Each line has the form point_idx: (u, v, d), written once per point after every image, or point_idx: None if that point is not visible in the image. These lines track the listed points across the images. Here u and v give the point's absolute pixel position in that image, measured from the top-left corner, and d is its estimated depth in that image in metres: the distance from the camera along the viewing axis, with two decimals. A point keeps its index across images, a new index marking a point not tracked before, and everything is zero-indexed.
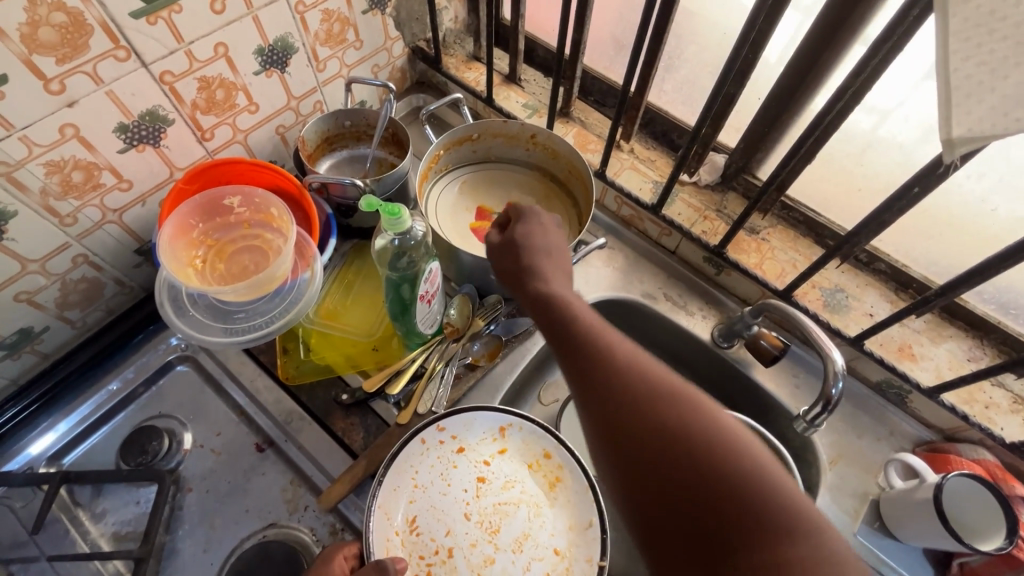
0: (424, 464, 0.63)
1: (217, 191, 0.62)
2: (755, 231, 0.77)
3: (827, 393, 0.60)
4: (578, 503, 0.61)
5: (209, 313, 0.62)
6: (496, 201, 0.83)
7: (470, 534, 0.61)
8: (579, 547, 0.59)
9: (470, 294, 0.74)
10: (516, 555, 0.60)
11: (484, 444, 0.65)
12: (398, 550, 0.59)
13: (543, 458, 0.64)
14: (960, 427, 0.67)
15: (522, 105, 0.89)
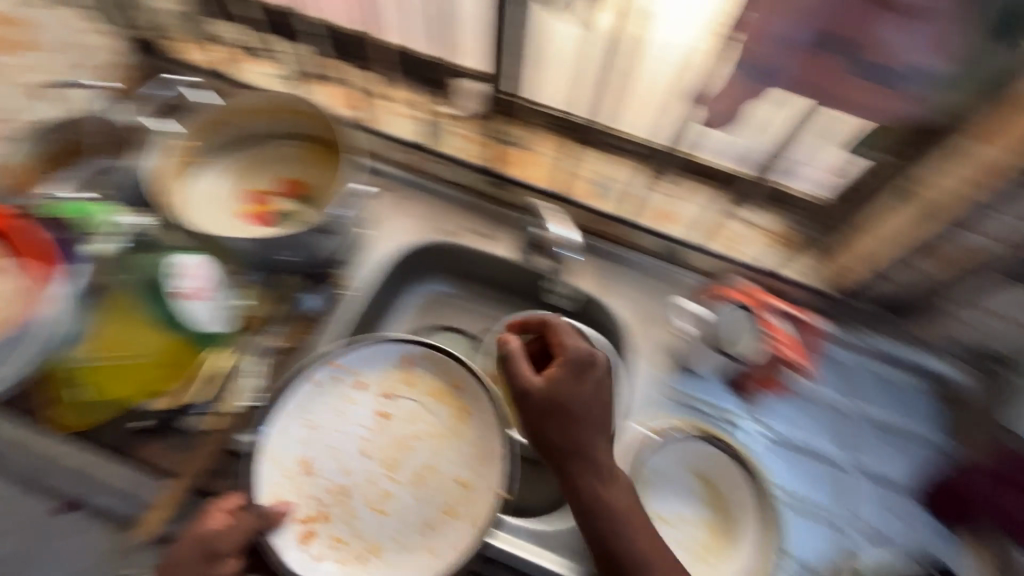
0: (319, 404, 0.66)
1: None
2: (521, 144, 0.83)
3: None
4: (483, 434, 0.66)
5: None
6: (269, 180, 0.77)
7: (367, 472, 0.65)
8: (478, 475, 0.64)
9: (263, 281, 0.73)
10: (416, 488, 0.64)
11: (388, 379, 0.68)
12: (292, 493, 0.62)
13: (452, 391, 0.68)
14: (723, 266, 0.78)
15: (277, 77, 0.86)
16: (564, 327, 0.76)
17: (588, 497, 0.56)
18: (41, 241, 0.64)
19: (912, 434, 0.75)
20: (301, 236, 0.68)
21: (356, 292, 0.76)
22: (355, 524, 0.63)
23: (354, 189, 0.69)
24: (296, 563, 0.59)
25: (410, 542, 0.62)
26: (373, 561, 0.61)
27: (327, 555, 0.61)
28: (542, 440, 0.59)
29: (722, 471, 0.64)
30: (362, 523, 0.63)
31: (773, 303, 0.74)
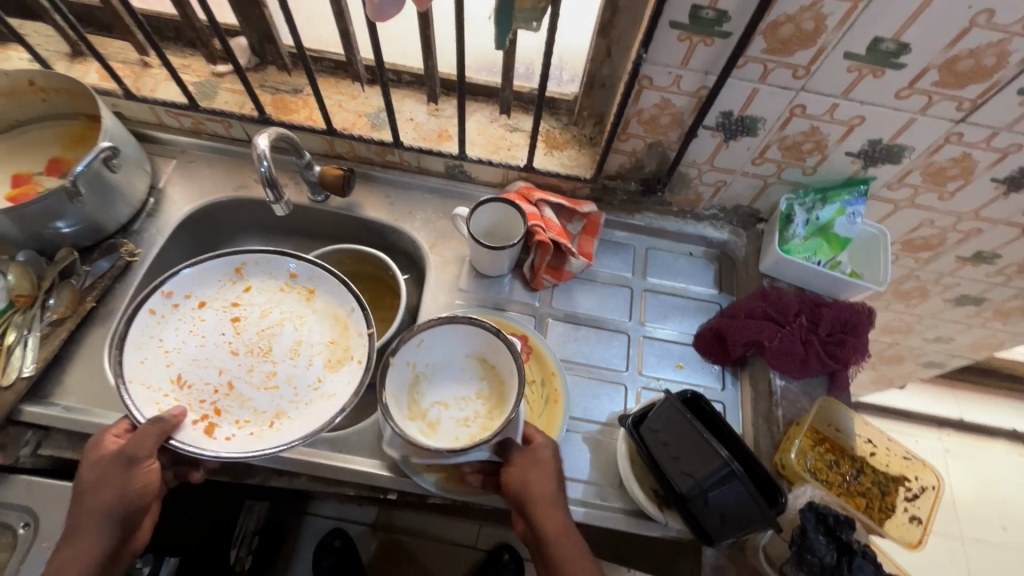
0: (167, 330, 0.66)
1: None
2: (298, 90, 0.84)
3: (265, 174, 0.63)
4: (333, 300, 0.71)
5: None
6: (37, 163, 0.78)
7: (243, 363, 0.68)
8: (342, 331, 0.69)
9: (29, 260, 0.70)
10: (294, 358, 0.69)
11: (226, 289, 0.70)
12: (175, 403, 0.62)
13: (289, 278, 0.71)
14: (502, 174, 0.82)
15: (27, 60, 0.82)
16: (356, 254, 0.81)
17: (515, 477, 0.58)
18: None
19: (688, 294, 0.82)
20: (48, 201, 0.67)
21: (142, 258, 0.77)
22: (250, 405, 0.65)
23: (103, 146, 0.69)
24: (193, 445, 0.59)
25: (307, 399, 0.66)
26: (280, 423, 0.64)
27: (235, 433, 0.63)
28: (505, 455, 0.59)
29: (494, 351, 0.65)
30: (255, 402, 0.66)
31: (542, 196, 0.79)
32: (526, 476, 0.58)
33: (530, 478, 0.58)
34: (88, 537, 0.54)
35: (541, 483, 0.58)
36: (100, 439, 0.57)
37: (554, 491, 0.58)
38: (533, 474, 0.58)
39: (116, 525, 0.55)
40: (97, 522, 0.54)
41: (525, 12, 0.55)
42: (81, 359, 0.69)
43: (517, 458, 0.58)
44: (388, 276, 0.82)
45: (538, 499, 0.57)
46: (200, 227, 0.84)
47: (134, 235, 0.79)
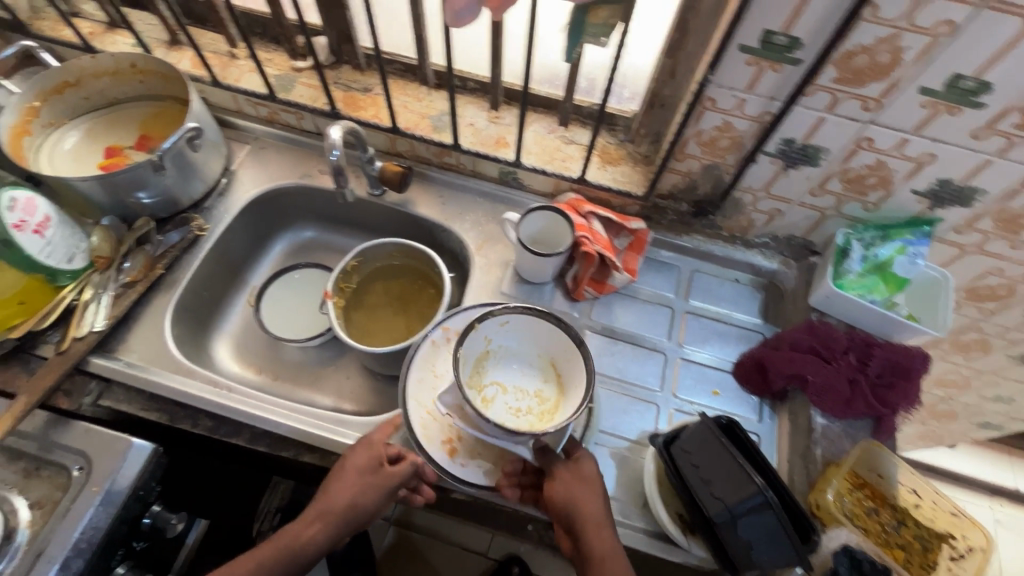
0: (440, 358, 0.70)
1: None
2: (368, 90, 0.88)
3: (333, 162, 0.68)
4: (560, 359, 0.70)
5: None
6: (129, 138, 0.84)
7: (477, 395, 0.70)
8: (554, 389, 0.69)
9: (112, 225, 0.76)
10: (515, 398, 0.70)
11: None
12: (435, 424, 0.66)
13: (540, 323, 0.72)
14: (554, 184, 0.84)
15: (131, 45, 0.90)
16: (403, 250, 0.84)
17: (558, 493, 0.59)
18: None
19: (731, 321, 0.81)
20: (135, 173, 0.72)
21: (210, 232, 0.82)
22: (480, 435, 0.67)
23: (189, 126, 0.74)
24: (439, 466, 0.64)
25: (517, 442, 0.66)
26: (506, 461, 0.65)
27: (467, 462, 0.65)
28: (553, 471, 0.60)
29: (565, 354, 0.67)
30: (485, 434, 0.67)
31: (592, 209, 0.79)
32: (571, 490, 0.59)
33: (576, 494, 0.59)
34: (317, 527, 0.61)
35: (584, 499, 0.59)
36: (370, 438, 0.65)
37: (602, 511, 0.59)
38: (585, 491, 0.59)
39: (346, 525, 0.62)
40: (317, 522, 0.61)
41: (596, 28, 0.56)
42: (145, 320, 0.74)
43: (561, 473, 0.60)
44: (433, 274, 0.84)
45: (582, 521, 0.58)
46: (264, 211, 0.89)
47: (204, 211, 0.84)
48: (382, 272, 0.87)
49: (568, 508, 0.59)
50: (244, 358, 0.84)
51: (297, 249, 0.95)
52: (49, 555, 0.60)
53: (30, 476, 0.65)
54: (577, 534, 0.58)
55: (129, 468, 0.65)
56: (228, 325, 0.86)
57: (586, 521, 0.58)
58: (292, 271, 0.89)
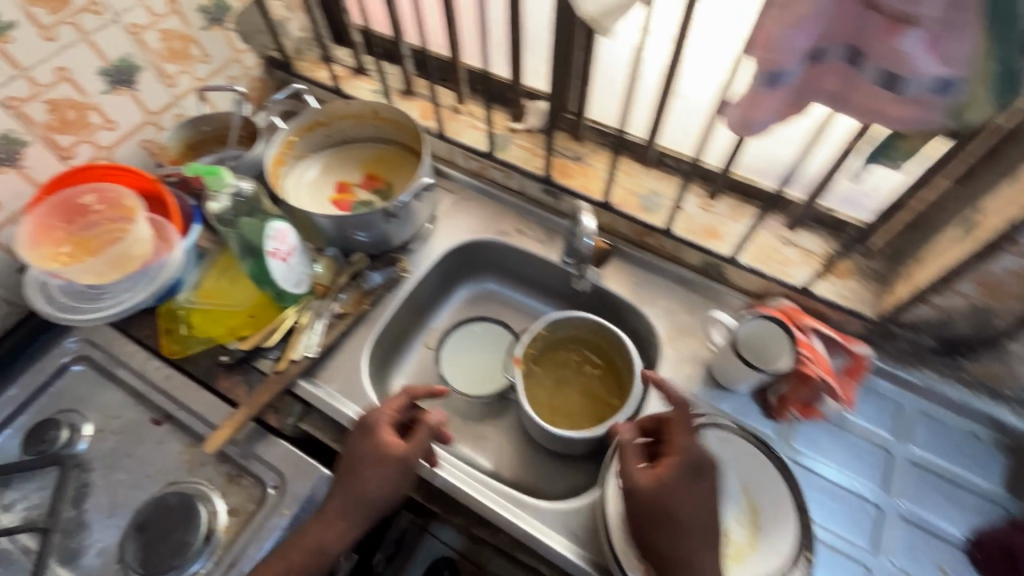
0: None
1: (71, 192, 0.69)
2: (578, 158, 0.87)
3: None
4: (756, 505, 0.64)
5: (79, 299, 0.71)
6: (356, 175, 0.92)
7: None
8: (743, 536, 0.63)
9: (334, 256, 0.83)
10: None
11: None
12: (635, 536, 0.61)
13: None
14: (764, 285, 0.78)
15: (371, 91, 0.99)
16: (590, 326, 0.81)
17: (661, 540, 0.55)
18: (166, 201, 0.75)
19: (963, 484, 0.69)
20: (368, 216, 0.77)
21: (411, 275, 0.86)
22: None
23: (424, 182, 0.78)
24: None
25: None
26: None
27: None
28: (649, 519, 0.56)
29: (774, 504, 0.63)
30: None
31: (814, 324, 0.71)
32: (670, 510, 0.56)
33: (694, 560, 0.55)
34: (342, 524, 0.62)
35: (691, 536, 0.55)
36: (379, 423, 0.65)
37: (705, 500, 0.57)
38: (690, 502, 0.56)
39: (370, 516, 0.63)
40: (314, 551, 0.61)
41: (900, 150, 0.55)
42: (346, 352, 0.78)
43: (667, 526, 0.55)
44: (620, 357, 0.80)
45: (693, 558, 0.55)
46: (458, 260, 0.91)
47: (408, 254, 0.88)
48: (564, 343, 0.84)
49: (672, 515, 0.55)
50: None
51: (475, 298, 0.95)
52: (239, 567, 0.64)
53: (230, 481, 0.70)
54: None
55: (315, 497, 0.68)
56: (406, 364, 0.88)
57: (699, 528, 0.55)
58: (473, 322, 0.90)
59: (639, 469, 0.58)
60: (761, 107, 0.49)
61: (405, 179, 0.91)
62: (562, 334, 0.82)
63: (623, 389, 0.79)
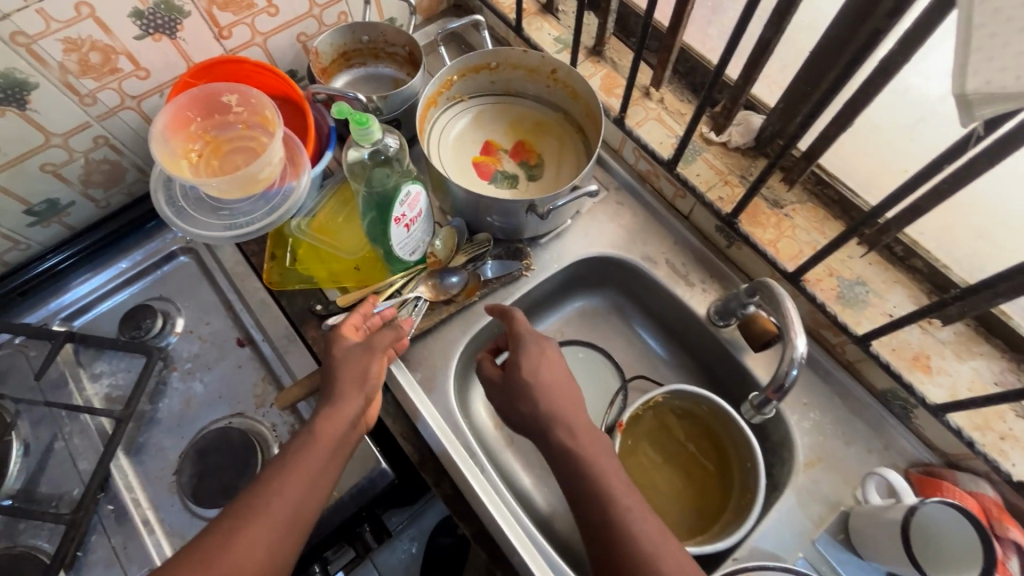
0: None
1: (214, 87, 0.65)
2: (778, 204, 0.69)
3: (781, 378, 0.53)
4: None
5: (196, 206, 0.66)
6: (507, 137, 0.79)
7: None
8: None
9: (458, 229, 0.74)
10: None
11: None
12: None
13: None
14: (964, 454, 0.59)
15: (554, 39, 0.83)
16: (715, 411, 0.67)
17: (533, 401, 0.57)
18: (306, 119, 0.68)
19: None
20: (511, 205, 0.66)
21: (532, 275, 0.75)
22: None
23: (588, 190, 0.65)
24: None
25: None
26: None
27: None
28: (508, 387, 0.58)
29: None
30: None
31: (1020, 539, 0.53)
32: (536, 358, 0.59)
33: (539, 360, 0.59)
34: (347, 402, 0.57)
35: (546, 377, 0.58)
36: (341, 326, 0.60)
37: (558, 373, 0.59)
38: (535, 362, 0.58)
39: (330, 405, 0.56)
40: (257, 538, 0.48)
41: None
42: (439, 340, 0.71)
43: (524, 347, 0.59)
44: (738, 460, 0.66)
45: (553, 407, 0.56)
46: (588, 269, 0.79)
47: (537, 248, 0.76)
48: (678, 416, 0.70)
49: (524, 381, 0.57)
50: (494, 406, 0.77)
51: (588, 313, 0.82)
52: None
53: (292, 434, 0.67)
54: (548, 430, 0.55)
55: (365, 488, 0.63)
56: None
57: (545, 390, 0.57)
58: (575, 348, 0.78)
59: (491, 367, 0.62)
60: None
61: (560, 160, 0.77)
62: (678, 405, 0.69)
63: (729, 499, 0.66)
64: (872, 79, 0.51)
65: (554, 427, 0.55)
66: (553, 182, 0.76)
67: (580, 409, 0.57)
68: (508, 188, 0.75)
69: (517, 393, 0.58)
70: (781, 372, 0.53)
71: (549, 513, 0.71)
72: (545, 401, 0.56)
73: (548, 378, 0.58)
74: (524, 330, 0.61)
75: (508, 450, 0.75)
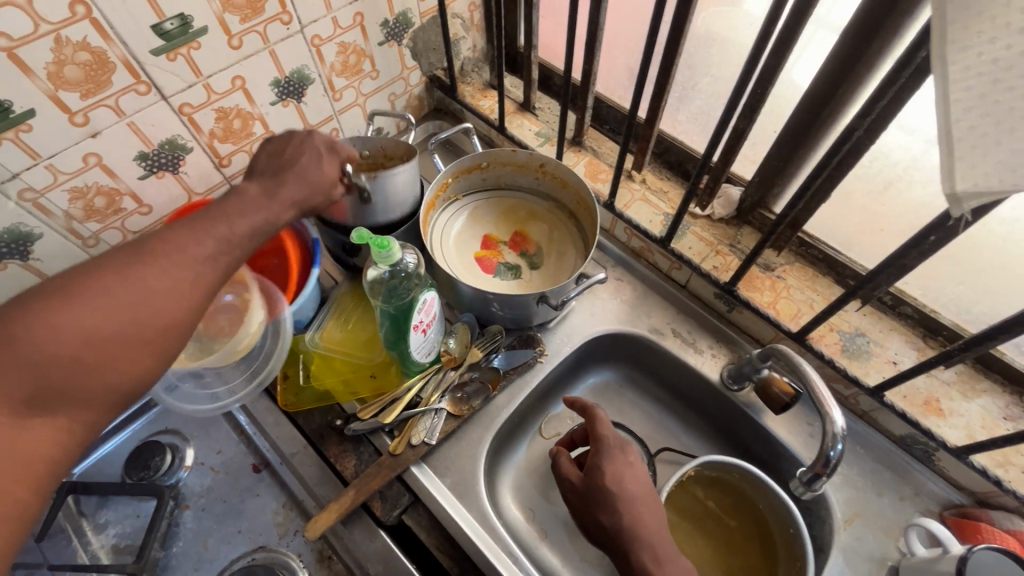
0: None
1: None
2: (769, 268, 0.73)
3: (826, 452, 0.55)
4: None
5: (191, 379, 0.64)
6: (504, 229, 0.83)
7: None
8: None
9: (470, 324, 0.75)
10: None
11: None
12: None
13: None
14: (993, 492, 0.61)
15: (535, 133, 0.89)
16: (748, 477, 0.67)
17: (617, 517, 0.55)
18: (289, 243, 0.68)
19: None
20: (523, 299, 0.68)
21: (546, 361, 0.75)
22: None
23: (597, 279, 0.68)
24: None
25: None
26: None
27: None
28: (589, 498, 0.57)
29: None
30: None
31: None
32: (619, 473, 0.57)
33: (620, 473, 0.57)
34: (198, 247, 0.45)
35: (632, 495, 0.56)
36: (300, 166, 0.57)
37: (642, 486, 0.57)
38: (618, 475, 0.57)
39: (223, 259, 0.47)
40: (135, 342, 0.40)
41: None
42: (464, 439, 0.70)
43: (605, 456, 0.58)
44: (778, 523, 0.66)
45: (638, 524, 0.54)
46: (597, 346, 0.80)
47: (547, 333, 0.78)
48: (706, 486, 0.70)
49: (607, 491, 0.56)
50: (523, 498, 0.75)
51: (603, 389, 0.83)
52: None
53: (320, 563, 0.63)
54: (629, 551, 0.53)
55: None
56: (518, 454, 0.78)
57: (628, 504, 0.55)
58: None
59: (568, 463, 0.61)
60: None
61: (557, 245, 0.81)
62: (709, 475, 0.69)
63: (777, 566, 0.65)
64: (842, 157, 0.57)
65: (638, 547, 0.53)
66: (554, 268, 0.78)
67: (666, 532, 0.55)
68: (513, 280, 0.78)
69: (600, 502, 0.56)
70: (824, 445, 0.55)
71: None
72: (630, 517, 0.55)
73: (634, 493, 0.56)
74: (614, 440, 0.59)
75: (544, 544, 0.72)
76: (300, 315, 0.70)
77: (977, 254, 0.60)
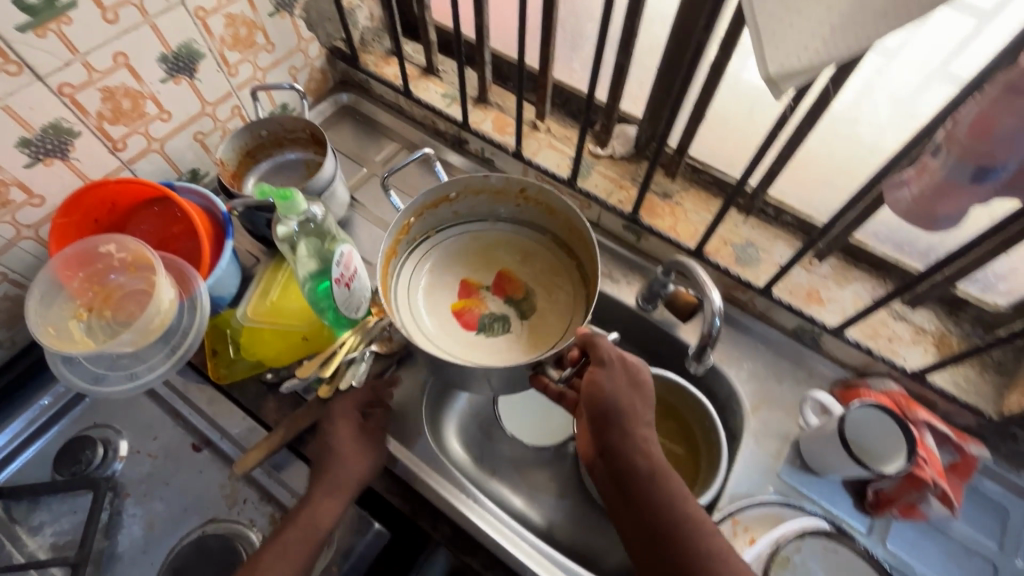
0: None
1: (88, 240, 0.63)
2: (667, 196, 0.80)
3: (709, 331, 0.62)
4: None
5: (104, 366, 0.63)
6: (485, 273, 0.77)
7: None
8: None
9: None
10: None
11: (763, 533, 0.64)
12: None
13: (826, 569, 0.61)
14: (869, 363, 0.70)
15: (442, 95, 0.91)
16: (669, 386, 0.74)
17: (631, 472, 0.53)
18: (197, 222, 0.67)
19: None
20: None
21: None
22: None
23: None
24: None
25: None
26: None
27: None
28: (600, 439, 0.55)
29: None
30: None
31: (928, 418, 0.65)
32: (625, 398, 0.56)
33: (621, 391, 0.56)
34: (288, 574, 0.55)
35: (635, 405, 0.56)
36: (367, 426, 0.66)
37: (644, 404, 0.57)
38: (625, 400, 0.56)
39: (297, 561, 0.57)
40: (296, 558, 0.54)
41: None
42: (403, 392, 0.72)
43: (613, 373, 0.57)
44: (697, 421, 0.73)
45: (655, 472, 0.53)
46: None
47: None
48: None
49: (614, 442, 0.54)
50: (468, 440, 0.79)
51: None
52: None
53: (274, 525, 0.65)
54: (653, 537, 0.50)
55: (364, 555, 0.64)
56: (460, 401, 0.81)
57: (639, 453, 0.54)
58: None
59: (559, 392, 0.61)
60: (950, 201, 0.47)
61: (549, 286, 0.75)
62: None
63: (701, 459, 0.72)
64: (709, 78, 0.63)
65: (658, 519, 0.51)
66: (547, 311, 0.73)
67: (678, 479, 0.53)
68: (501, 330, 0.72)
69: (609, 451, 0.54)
70: (707, 325, 0.61)
71: (548, 527, 0.73)
72: (635, 454, 0.54)
73: (628, 418, 0.55)
74: (601, 346, 0.58)
75: (494, 479, 0.76)
76: (220, 289, 0.70)
77: (833, 157, 0.69)
